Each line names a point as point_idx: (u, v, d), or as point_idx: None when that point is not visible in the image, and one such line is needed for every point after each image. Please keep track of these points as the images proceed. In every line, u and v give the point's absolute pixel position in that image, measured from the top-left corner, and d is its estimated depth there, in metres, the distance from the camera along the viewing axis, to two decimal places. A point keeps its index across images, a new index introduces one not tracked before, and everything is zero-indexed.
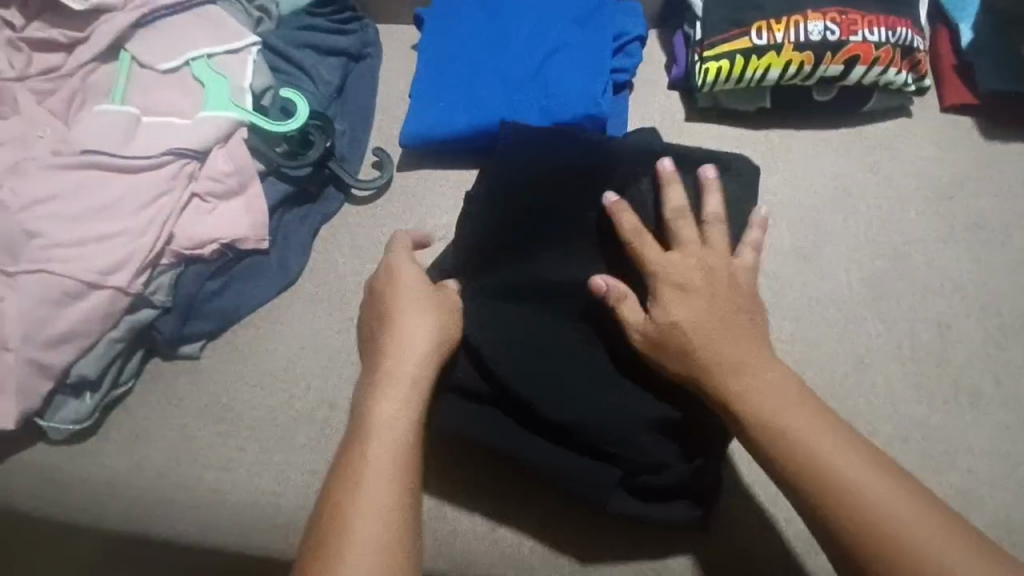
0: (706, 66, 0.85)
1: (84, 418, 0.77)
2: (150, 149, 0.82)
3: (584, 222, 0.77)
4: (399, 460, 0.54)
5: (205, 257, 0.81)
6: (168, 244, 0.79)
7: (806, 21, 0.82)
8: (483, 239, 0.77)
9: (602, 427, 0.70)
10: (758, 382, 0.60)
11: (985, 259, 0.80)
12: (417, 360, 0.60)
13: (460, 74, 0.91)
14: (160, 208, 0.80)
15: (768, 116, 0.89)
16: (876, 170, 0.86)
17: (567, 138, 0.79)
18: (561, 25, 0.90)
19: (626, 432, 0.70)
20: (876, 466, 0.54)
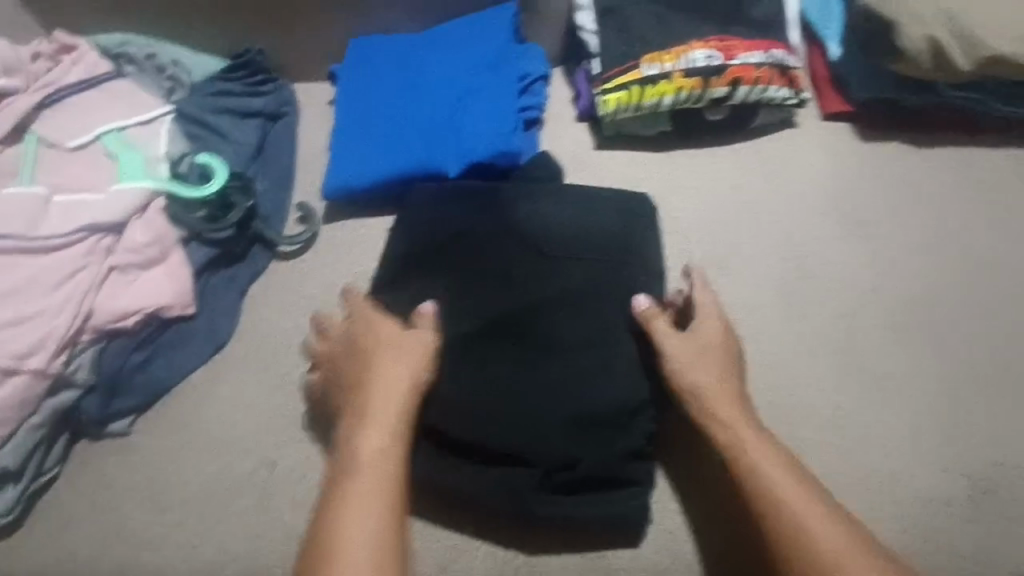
0: (607, 97, 0.91)
1: (7, 512, 0.73)
2: (66, 228, 0.81)
3: (495, 258, 0.81)
4: (393, 475, 0.61)
5: (128, 329, 0.80)
6: (87, 321, 0.78)
7: (691, 50, 0.88)
8: (402, 266, 0.83)
9: (521, 441, 0.73)
10: (721, 402, 0.71)
11: (873, 251, 0.87)
12: (389, 395, 0.66)
13: (377, 124, 0.94)
14: (78, 285, 0.79)
15: (670, 139, 0.95)
16: (771, 179, 0.92)
17: (475, 196, 0.85)
18: (468, 71, 0.94)
19: (539, 438, 0.73)
20: (789, 459, 0.67)
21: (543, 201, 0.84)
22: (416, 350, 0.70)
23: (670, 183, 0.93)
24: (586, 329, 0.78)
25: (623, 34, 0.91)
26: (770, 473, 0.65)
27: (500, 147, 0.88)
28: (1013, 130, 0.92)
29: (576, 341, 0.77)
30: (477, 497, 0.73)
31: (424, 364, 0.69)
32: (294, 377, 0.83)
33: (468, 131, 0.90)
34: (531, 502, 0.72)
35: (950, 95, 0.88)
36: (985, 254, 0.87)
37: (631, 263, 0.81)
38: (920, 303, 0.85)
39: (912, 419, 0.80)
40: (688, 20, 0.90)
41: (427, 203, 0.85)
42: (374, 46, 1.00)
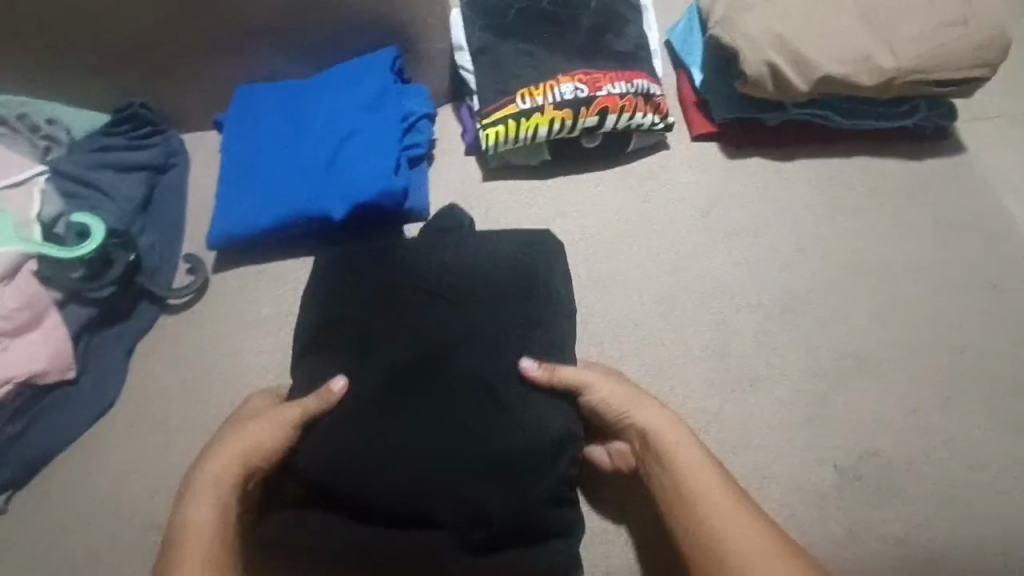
0: (488, 131, 0.94)
1: None
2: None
3: (413, 304, 0.80)
4: (210, 552, 0.61)
5: None
6: None
7: (559, 83, 0.94)
8: (320, 319, 0.80)
9: (442, 499, 0.70)
10: (656, 441, 0.69)
11: (745, 259, 0.92)
12: (224, 459, 0.67)
13: (263, 170, 0.95)
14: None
15: (553, 167, 0.99)
16: (648, 198, 0.97)
17: (393, 250, 0.84)
18: (350, 113, 0.96)
19: (458, 490, 0.70)
20: (751, 517, 0.62)
21: (462, 247, 0.84)
22: (259, 421, 0.71)
23: (555, 209, 0.97)
24: (504, 372, 0.76)
25: (497, 72, 0.96)
26: (728, 535, 0.60)
27: (386, 183, 0.90)
28: (864, 140, 1.00)
29: (493, 387, 0.75)
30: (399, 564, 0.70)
31: (266, 436, 0.70)
32: (184, 432, 0.82)
33: (355, 170, 0.91)
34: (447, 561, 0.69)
35: (800, 113, 0.96)
36: (853, 253, 0.93)
37: (538, 305, 0.80)
38: (797, 302, 0.89)
39: (798, 417, 0.82)
40: (554, 59, 0.97)
41: (345, 256, 0.85)
42: (259, 94, 1.02)
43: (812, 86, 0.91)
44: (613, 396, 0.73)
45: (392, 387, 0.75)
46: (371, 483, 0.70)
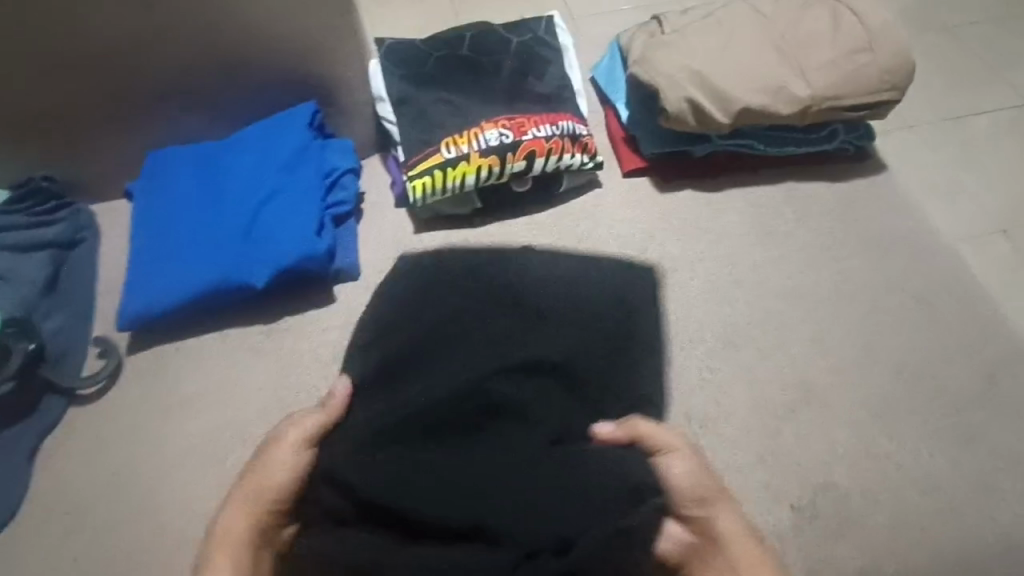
0: (414, 183, 0.91)
1: None
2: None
3: (501, 324, 0.73)
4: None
5: None
6: None
7: (483, 130, 0.92)
8: (390, 332, 0.74)
9: (503, 521, 0.59)
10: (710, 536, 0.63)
11: (684, 294, 0.91)
12: (239, 512, 0.62)
13: (176, 240, 0.89)
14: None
15: (486, 213, 0.97)
16: (585, 238, 0.95)
17: (485, 270, 0.78)
18: (268, 172, 0.92)
19: (517, 522, 0.59)
20: None
21: (556, 281, 0.79)
22: (274, 454, 0.64)
23: None
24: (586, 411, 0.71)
25: (419, 122, 0.94)
26: None
27: (308, 248, 0.85)
28: (789, 166, 1.02)
29: (575, 424, 0.69)
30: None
31: (282, 474, 0.63)
32: (98, 536, 0.75)
33: (274, 235, 0.86)
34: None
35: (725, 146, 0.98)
36: (788, 281, 0.93)
37: (635, 347, 0.76)
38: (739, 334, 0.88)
39: (751, 453, 0.80)
40: (481, 101, 0.94)
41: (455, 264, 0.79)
42: (172, 158, 0.96)
43: (733, 118, 0.92)
44: (688, 481, 0.64)
45: (462, 399, 0.67)
46: (432, 489, 0.60)
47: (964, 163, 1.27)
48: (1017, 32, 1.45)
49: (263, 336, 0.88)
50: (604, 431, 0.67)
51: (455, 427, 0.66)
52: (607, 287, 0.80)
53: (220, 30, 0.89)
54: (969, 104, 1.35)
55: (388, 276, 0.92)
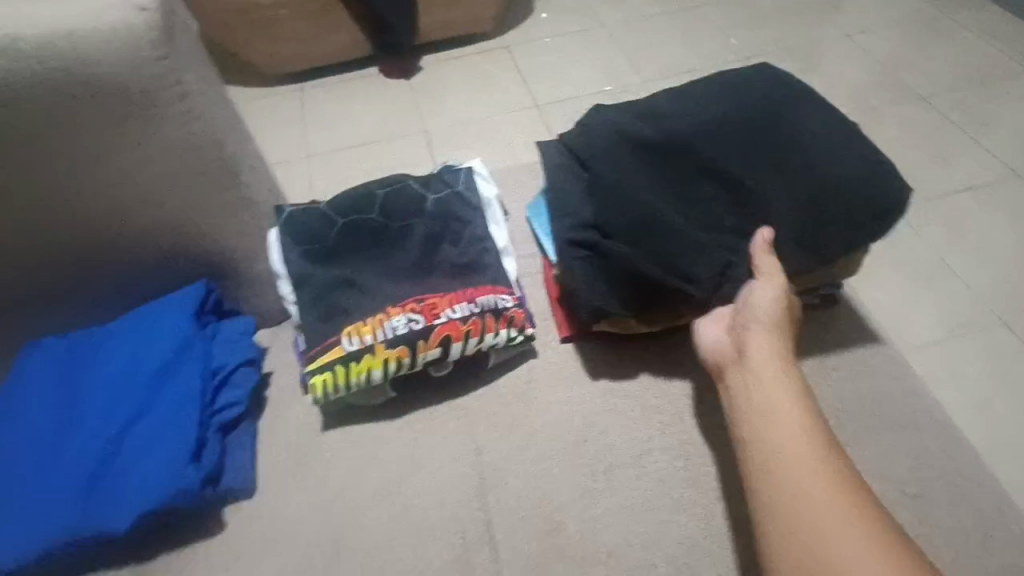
0: (313, 379, 0.79)
1: None
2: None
3: (733, 225, 0.77)
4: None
5: None
6: None
7: (391, 315, 0.81)
8: (615, 214, 0.78)
9: (610, 267, 0.79)
10: (798, 412, 0.60)
11: (632, 496, 0.76)
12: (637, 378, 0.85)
13: (23, 476, 0.75)
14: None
15: (404, 402, 0.85)
16: (514, 431, 0.82)
17: (662, 163, 0.78)
18: (139, 381, 0.79)
19: (674, 255, 0.75)
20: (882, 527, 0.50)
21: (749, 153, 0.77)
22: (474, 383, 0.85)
23: (404, 462, 0.80)
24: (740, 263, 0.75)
25: (317, 304, 0.83)
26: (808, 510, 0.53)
27: (174, 487, 0.72)
28: None
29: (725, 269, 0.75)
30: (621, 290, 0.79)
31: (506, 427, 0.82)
32: None
33: (137, 474, 0.73)
34: (618, 305, 0.80)
35: (669, 287, 0.77)
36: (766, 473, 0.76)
37: (780, 189, 0.76)
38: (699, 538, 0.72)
39: None
40: (390, 280, 0.84)
41: (666, 198, 0.78)
42: (36, 359, 0.84)
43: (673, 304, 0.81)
44: (770, 342, 0.67)
45: (654, 177, 0.78)
46: (574, 195, 0.83)
47: (965, 244, 1.10)
48: (989, 93, 1.34)
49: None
50: (754, 244, 0.75)
51: (618, 211, 0.78)
52: (763, 178, 0.76)
53: (89, 203, 0.80)
54: (951, 175, 1.21)
55: (282, 493, 0.80)
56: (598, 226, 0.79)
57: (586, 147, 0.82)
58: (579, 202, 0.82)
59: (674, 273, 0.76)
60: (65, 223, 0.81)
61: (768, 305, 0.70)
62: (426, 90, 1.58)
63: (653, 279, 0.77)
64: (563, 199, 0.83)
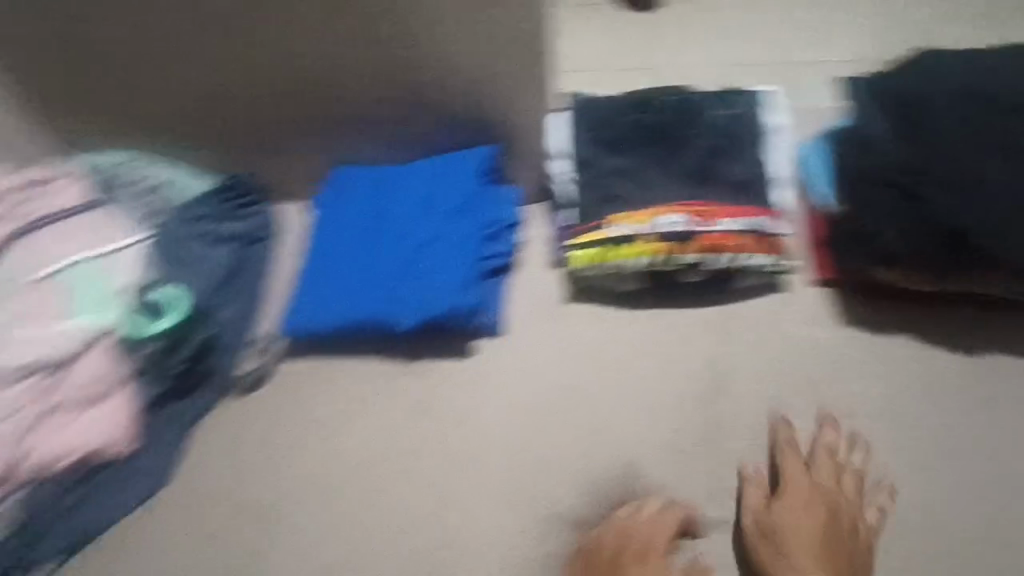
0: (572, 253, 0.87)
1: None
2: (31, 349, 0.83)
3: None
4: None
5: (62, 469, 0.81)
6: (27, 460, 0.80)
7: (661, 213, 0.86)
8: (921, 163, 0.80)
9: (901, 217, 0.80)
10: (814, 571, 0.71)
11: (858, 440, 0.80)
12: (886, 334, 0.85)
13: (337, 266, 0.93)
14: (12, 429, 0.80)
15: (645, 299, 0.90)
16: (752, 351, 0.85)
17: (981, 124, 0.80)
18: (434, 215, 0.92)
19: (974, 216, 0.77)
20: None
21: None
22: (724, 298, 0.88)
23: (641, 348, 0.87)
24: None
25: (596, 189, 0.89)
26: None
27: (453, 308, 0.85)
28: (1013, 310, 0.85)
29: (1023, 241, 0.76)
30: (902, 240, 0.80)
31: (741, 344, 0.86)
32: (224, 526, 0.83)
33: (424, 288, 0.87)
34: (895, 255, 0.81)
35: (958, 247, 0.78)
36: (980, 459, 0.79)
37: None
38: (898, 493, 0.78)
39: None
40: (665, 184, 0.89)
41: (978, 159, 0.79)
42: (348, 176, 1.00)
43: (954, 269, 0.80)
44: (806, 496, 0.76)
45: (971, 135, 0.79)
46: (878, 138, 0.83)
47: None
48: None
49: (398, 378, 0.88)
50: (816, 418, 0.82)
51: (927, 161, 0.80)
52: None
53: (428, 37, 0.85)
54: None
55: (528, 345, 0.89)
56: (901, 173, 0.81)
57: (898, 96, 0.84)
58: (883, 145, 0.83)
59: (969, 234, 0.77)
60: (396, 56, 0.88)
61: (784, 484, 0.77)
62: (703, 1, 1.10)
63: (947, 234, 0.78)
64: (862, 141, 0.84)
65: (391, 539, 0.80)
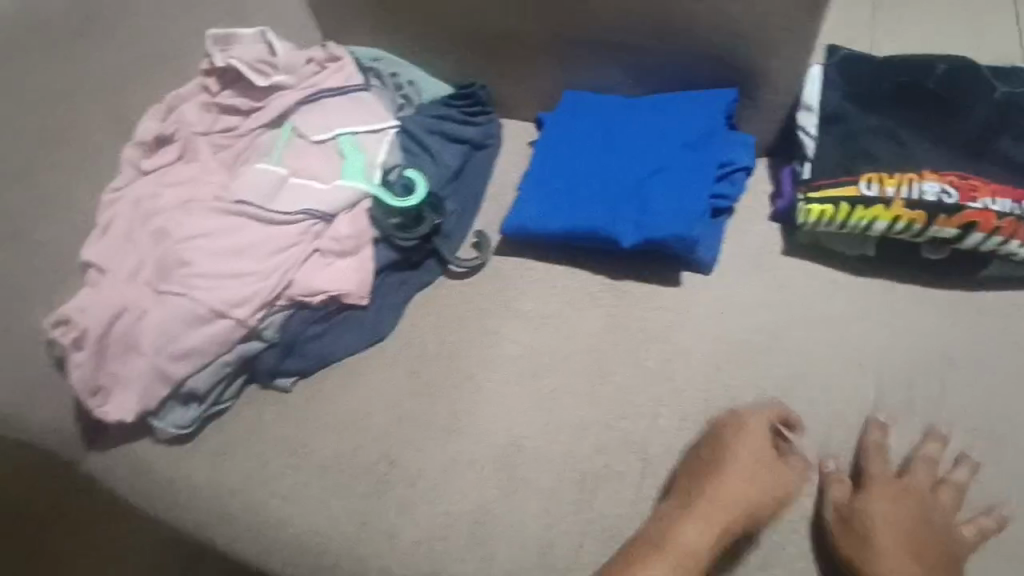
0: (810, 207, 0.86)
1: (187, 425, 0.91)
2: (313, 202, 0.96)
3: None
4: (692, 569, 0.74)
5: (314, 304, 0.93)
6: (287, 289, 0.92)
7: (921, 180, 0.82)
8: None
9: None
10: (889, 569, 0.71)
11: None
12: None
13: (568, 179, 0.98)
14: (284, 260, 0.92)
15: (866, 264, 0.89)
16: (981, 341, 0.83)
17: None
18: (670, 147, 0.95)
19: None
20: None
21: None
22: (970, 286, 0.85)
23: (860, 313, 0.86)
24: None
25: (849, 145, 0.87)
26: None
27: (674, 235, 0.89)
28: None
29: None
30: None
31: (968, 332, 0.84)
32: (431, 388, 0.90)
33: (654, 212, 0.90)
34: None
35: None
36: None
37: None
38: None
39: None
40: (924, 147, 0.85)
41: None
42: (586, 100, 1.04)
43: None
44: (751, 445, 0.79)
45: None
46: None
47: None
48: None
49: (604, 291, 0.93)
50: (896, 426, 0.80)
51: None
52: None
53: None
54: None
55: (737, 285, 0.91)
56: None
57: None
58: None
59: None
60: None
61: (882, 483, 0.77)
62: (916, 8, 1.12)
63: None
64: None
65: (580, 431, 0.85)
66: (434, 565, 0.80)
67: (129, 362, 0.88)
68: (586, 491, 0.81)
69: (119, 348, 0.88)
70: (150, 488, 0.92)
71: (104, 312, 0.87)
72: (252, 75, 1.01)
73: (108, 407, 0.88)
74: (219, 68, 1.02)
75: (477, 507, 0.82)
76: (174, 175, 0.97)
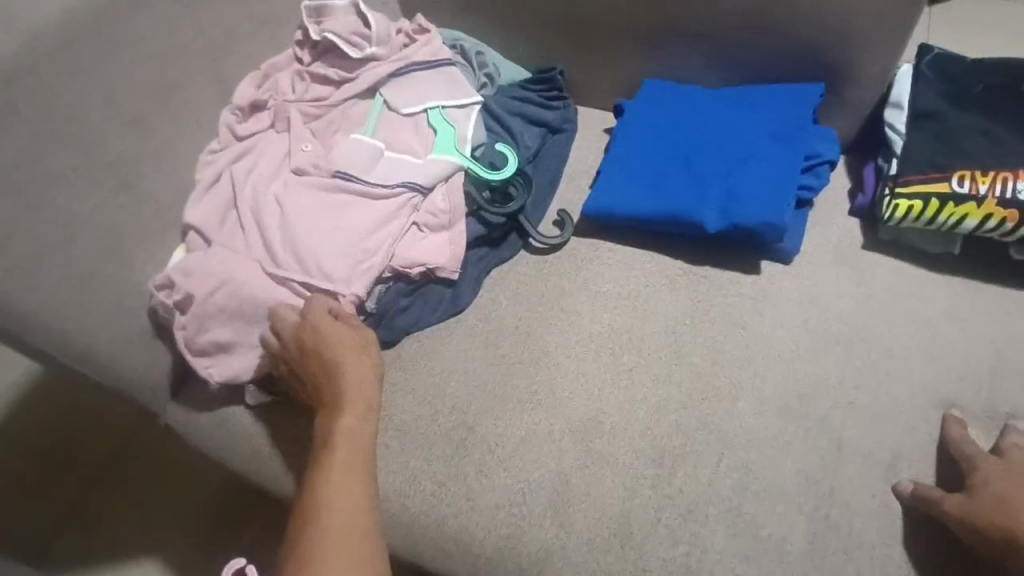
0: (897, 202, 0.87)
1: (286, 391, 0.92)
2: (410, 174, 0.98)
3: None
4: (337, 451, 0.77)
5: (411, 276, 0.95)
6: (390, 261, 0.94)
7: (1017, 179, 0.82)
8: None
9: None
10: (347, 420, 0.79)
11: None
12: None
13: (649, 165, 1.00)
14: (386, 231, 0.94)
15: (952, 262, 0.89)
16: None
17: None
18: (756, 139, 0.97)
19: None
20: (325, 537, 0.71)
21: None
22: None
23: (945, 309, 0.86)
24: None
25: (940, 143, 0.87)
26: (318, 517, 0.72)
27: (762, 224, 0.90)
28: None
29: None
30: None
31: None
32: (508, 360, 0.91)
33: (741, 199, 0.92)
34: None
35: None
36: None
37: None
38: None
39: None
40: (1020, 146, 0.85)
41: None
42: (667, 91, 1.06)
43: None
44: (342, 338, 0.84)
45: None
46: None
47: None
48: None
49: (682, 275, 0.95)
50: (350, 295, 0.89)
51: None
52: None
53: None
54: None
55: (821, 276, 0.91)
56: None
57: None
58: None
59: None
60: None
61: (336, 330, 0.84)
62: None
63: None
64: None
65: (659, 407, 0.84)
66: (511, 530, 0.79)
67: (234, 325, 0.90)
68: (666, 467, 0.80)
69: (222, 312, 0.89)
70: (231, 442, 0.94)
71: (205, 280, 0.89)
72: (348, 47, 1.05)
73: (215, 368, 0.91)
74: (312, 40, 1.06)
75: (554, 476, 0.81)
76: (271, 145, 1.01)
